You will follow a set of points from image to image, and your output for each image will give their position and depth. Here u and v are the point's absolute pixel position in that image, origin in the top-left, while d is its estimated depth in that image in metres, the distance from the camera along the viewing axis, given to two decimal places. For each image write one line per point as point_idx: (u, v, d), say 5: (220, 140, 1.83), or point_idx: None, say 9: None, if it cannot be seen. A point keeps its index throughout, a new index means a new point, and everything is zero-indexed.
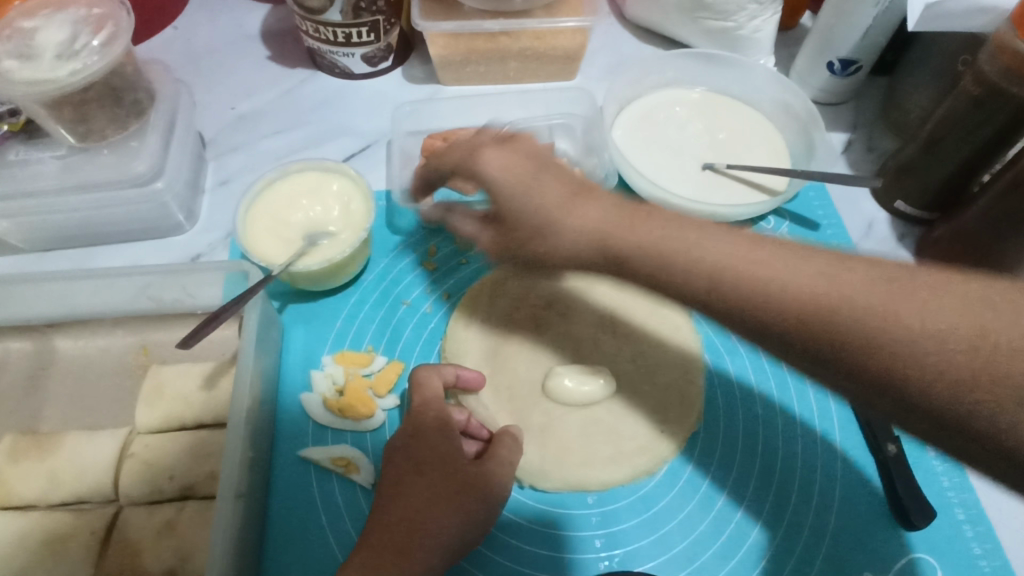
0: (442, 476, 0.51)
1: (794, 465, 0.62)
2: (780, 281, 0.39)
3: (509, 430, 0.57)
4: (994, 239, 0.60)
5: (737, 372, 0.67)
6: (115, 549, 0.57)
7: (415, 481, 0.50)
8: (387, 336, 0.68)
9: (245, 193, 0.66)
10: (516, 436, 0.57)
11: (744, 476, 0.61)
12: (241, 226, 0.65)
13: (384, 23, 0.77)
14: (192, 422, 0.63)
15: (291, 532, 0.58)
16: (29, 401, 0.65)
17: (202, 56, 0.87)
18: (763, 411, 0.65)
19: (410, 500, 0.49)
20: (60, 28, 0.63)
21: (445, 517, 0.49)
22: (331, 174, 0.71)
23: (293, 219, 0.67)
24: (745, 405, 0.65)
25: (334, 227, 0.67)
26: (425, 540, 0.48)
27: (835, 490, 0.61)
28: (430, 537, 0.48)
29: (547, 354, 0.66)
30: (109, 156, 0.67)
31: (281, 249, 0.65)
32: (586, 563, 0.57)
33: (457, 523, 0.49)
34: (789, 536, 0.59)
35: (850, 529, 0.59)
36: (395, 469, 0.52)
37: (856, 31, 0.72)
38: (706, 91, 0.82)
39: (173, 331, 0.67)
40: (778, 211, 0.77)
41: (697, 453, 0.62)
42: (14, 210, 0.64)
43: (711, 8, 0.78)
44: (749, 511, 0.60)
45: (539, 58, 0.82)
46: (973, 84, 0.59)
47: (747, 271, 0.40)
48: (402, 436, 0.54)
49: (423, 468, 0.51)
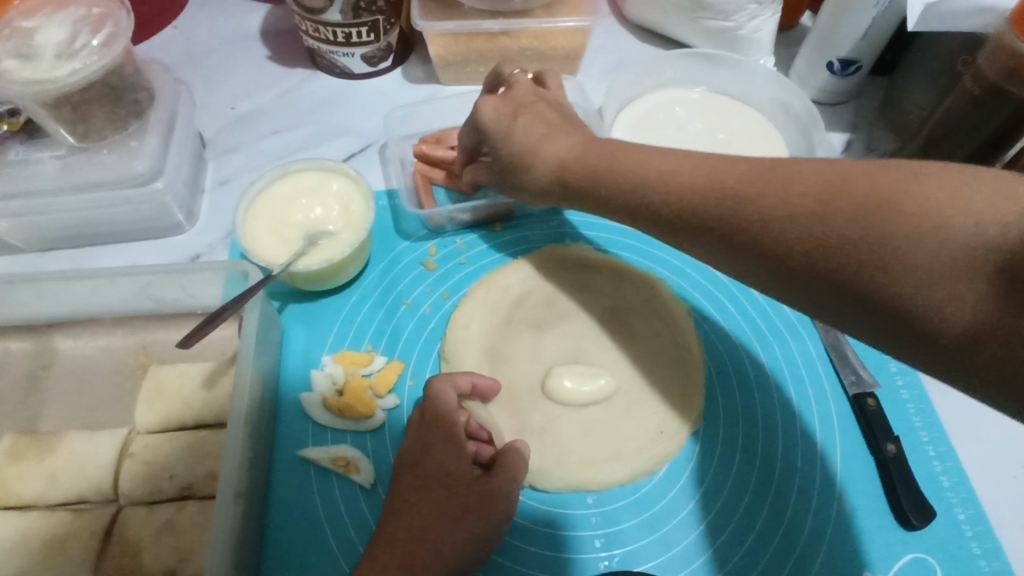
0: (446, 493, 0.51)
1: (794, 451, 0.63)
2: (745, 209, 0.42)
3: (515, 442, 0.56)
4: None
5: (737, 365, 0.67)
6: (114, 549, 0.57)
7: (421, 494, 0.51)
8: (387, 336, 0.68)
9: (245, 194, 0.66)
10: (522, 451, 0.54)
11: (744, 472, 0.61)
12: (241, 226, 0.65)
13: (384, 23, 0.77)
14: (192, 422, 0.63)
15: (291, 532, 0.58)
16: (28, 401, 0.65)
17: (201, 56, 0.87)
18: (755, 387, 0.66)
19: (415, 512, 0.50)
20: (60, 28, 0.63)
21: (447, 534, 0.50)
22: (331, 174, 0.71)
23: (293, 219, 0.67)
24: (736, 379, 0.66)
25: (334, 227, 0.67)
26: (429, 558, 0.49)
27: (835, 490, 0.61)
28: (436, 546, 0.49)
29: (547, 354, 0.66)
30: (108, 155, 0.67)
31: (280, 249, 0.65)
32: (586, 563, 0.57)
33: (459, 537, 0.50)
34: (788, 535, 0.59)
35: (850, 520, 0.59)
36: (403, 483, 0.53)
37: (856, 31, 0.72)
38: (706, 91, 0.82)
39: (173, 331, 0.67)
40: None
41: (697, 452, 0.62)
42: (14, 210, 0.64)
43: (711, 9, 0.78)
44: (748, 511, 0.60)
45: (539, 58, 0.82)
46: (974, 84, 0.58)
47: (718, 203, 0.44)
48: (411, 450, 0.55)
49: (427, 482, 0.52)
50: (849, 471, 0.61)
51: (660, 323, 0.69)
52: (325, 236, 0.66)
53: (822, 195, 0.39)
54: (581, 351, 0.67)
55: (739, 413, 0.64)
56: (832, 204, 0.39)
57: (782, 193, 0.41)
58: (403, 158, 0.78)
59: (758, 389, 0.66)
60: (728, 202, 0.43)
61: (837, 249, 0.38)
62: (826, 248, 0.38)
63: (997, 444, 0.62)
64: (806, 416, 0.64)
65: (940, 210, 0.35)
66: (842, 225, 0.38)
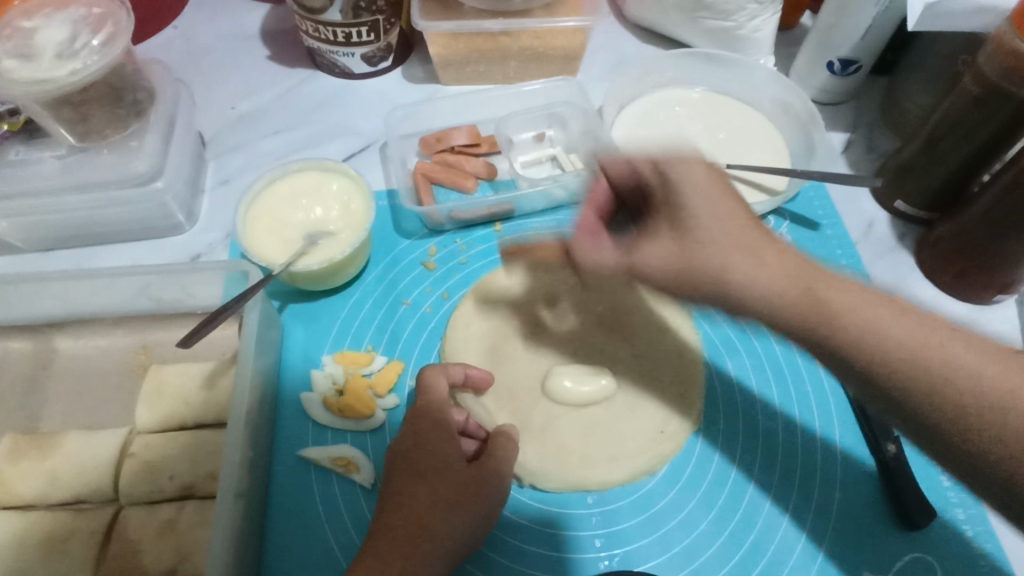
0: (440, 480, 0.51)
1: (794, 455, 0.62)
2: (856, 331, 0.42)
3: (504, 430, 0.56)
4: (994, 239, 0.60)
5: (737, 372, 0.67)
6: (115, 549, 0.57)
7: (413, 483, 0.51)
8: (387, 336, 0.68)
9: (245, 194, 0.66)
10: (511, 434, 0.56)
11: (744, 474, 0.61)
12: (241, 226, 0.65)
13: (384, 23, 0.77)
14: (192, 422, 0.63)
15: (291, 531, 0.58)
16: (29, 400, 0.65)
17: (201, 56, 0.87)
18: (759, 393, 0.66)
19: (414, 501, 0.50)
20: (60, 27, 0.63)
21: (445, 519, 0.50)
22: (331, 174, 0.71)
23: (293, 219, 0.67)
24: (740, 386, 0.66)
25: (334, 227, 0.67)
26: (427, 543, 0.48)
27: (836, 493, 0.61)
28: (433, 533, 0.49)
29: (547, 354, 0.66)
30: (108, 155, 0.67)
31: (281, 249, 0.65)
32: (586, 562, 0.57)
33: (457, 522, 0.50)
34: (788, 536, 0.59)
35: (853, 520, 0.59)
36: (397, 472, 0.52)
37: (856, 31, 0.72)
38: (706, 91, 0.82)
39: (173, 331, 0.67)
40: (778, 211, 0.77)
41: (696, 455, 0.62)
42: (14, 210, 0.64)
43: (711, 8, 0.78)
44: (747, 514, 0.59)
45: (539, 58, 0.82)
46: (974, 83, 0.59)
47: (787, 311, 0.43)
48: (403, 439, 0.54)
49: (426, 471, 0.51)
50: (852, 476, 0.61)
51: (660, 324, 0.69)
52: (325, 236, 0.66)
53: (897, 333, 0.41)
54: (581, 351, 0.67)
55: (739, 418, 0.64)
56: (933, 376, 0.40)
57: (873, 324, 0.42)
58: (404, 158, 0.78)
59: (759, 395, 0.66)
60: (770, 274, 0.43)
61: (876, 361, 0.41)
62: (885, 376, 0.42)
63: None
64: (807, 416, 0.64)
65: (972, 357, 0.40)
66: (896, 349, 0.41)
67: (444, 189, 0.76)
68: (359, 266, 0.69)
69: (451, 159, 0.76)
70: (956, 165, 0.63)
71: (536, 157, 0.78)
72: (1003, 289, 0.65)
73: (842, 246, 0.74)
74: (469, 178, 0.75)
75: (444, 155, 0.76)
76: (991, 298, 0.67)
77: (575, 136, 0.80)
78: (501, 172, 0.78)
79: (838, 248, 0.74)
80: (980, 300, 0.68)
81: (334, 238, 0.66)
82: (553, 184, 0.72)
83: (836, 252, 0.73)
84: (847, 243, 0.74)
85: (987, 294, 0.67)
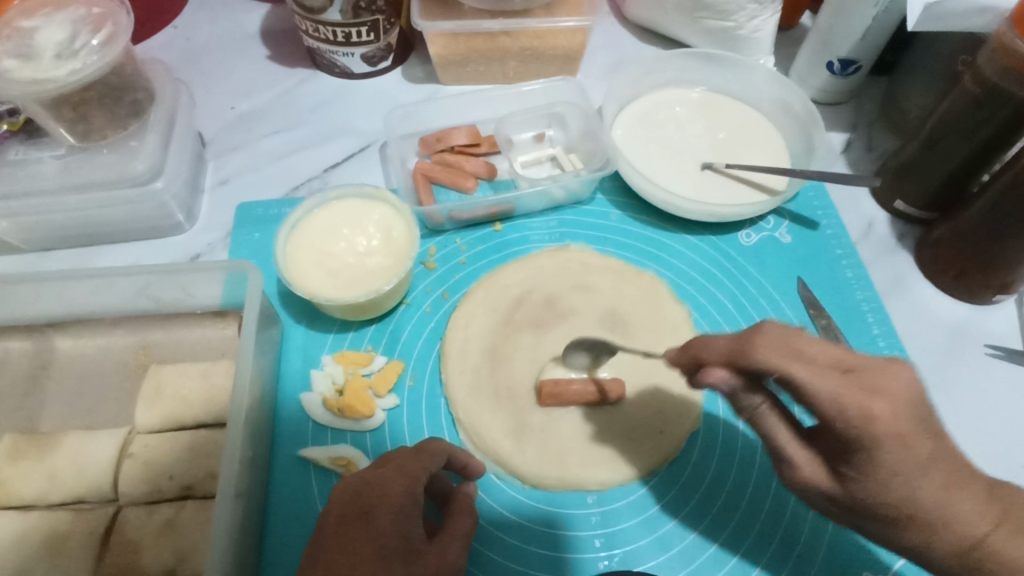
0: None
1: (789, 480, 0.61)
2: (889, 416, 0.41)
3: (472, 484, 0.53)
4: (993, 238, 0.60)
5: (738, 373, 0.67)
6: (114, 549, 0.57)
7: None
8: (386, 336, 0.68)
9: (286, 223, 0.66)
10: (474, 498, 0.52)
11: (737, 493, 0.61)
12: (281, 255, 0.64)
13: (384, 23, 0.77)
14: (192, 422, 0.64)
15: (291, 534, 0.58)
16: (29, 399, 0.65)
17: (202, 55, 0.87)
18: None
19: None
20: (60, 28, 0.63)
21: None
22: (374, 201, 0.70)
23: (336, 249, 0.66)
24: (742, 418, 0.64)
25: (378, 256, 0.66)
26: None
27: (828, 524, 0.59)
28: None
29: (546, 355, 0.66)
30: (108, 155, 0.67)
31: (326, 280, 0.64)
32: (585, 562, 0.57)
33: None
34: (774, 563, 0.58)
35: (841, 553, 0.58)
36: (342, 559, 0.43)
37: (856, 31, 0.72)
38: (706, 92, 0.82)
39: (173, 331, 0.67)
40: (778, 211, 0.77)
41: (686, 475, 0.61)
42: (14, 210, 0.64)
43: (711, 8, 0.78)
44: (735, 533, 0.59)
45: (539, 58, 0.82)
46: (974, 83, 0.59)
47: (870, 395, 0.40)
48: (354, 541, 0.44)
49: None
50: None
51: (662, 327, 0.69)
52: (371, 269, 0.65)
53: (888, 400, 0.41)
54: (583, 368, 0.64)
55: (738, 448, 0.63)
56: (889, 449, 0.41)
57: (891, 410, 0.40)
58: (404, 158, 0.78)
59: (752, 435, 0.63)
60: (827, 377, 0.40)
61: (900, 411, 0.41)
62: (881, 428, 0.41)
63: (1000, 440, 0.62)
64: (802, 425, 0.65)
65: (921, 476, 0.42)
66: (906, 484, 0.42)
67: (444, 188, 0.76)
68: (399, 296, 0.68)
69: (451, 159, 0.76)
70: (957, 165, 0.63)
71: (536, 157, 0.78)
72: (1003, 289, 0.65)
73: (841, 246, 0.74)
74: (469, 178, 0.75)
75: (442, 155, 0.76)
76: (991, 299, 0.67)
77: (572, 135, 0.80)
78: (502, 172, 0.78)
79: (838, 248, 0.74)
80: (981, 300, 0.68)
81: (376, 275, 0.65)
82: (553, 182, 0.72)
83: (836, 252, 0.73)
84: (847, 243, 0.74)
85: (987, 294, 0.67)
